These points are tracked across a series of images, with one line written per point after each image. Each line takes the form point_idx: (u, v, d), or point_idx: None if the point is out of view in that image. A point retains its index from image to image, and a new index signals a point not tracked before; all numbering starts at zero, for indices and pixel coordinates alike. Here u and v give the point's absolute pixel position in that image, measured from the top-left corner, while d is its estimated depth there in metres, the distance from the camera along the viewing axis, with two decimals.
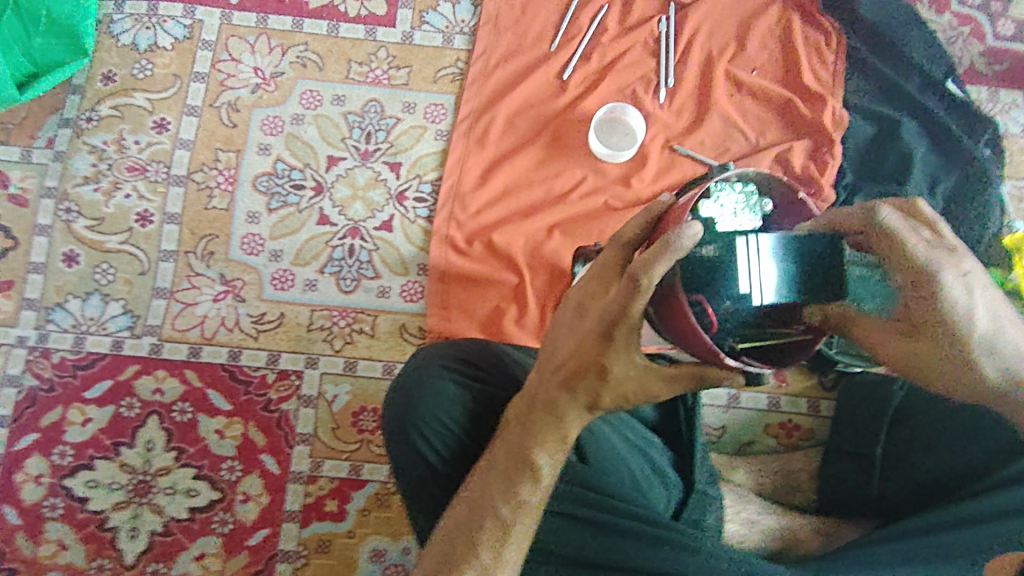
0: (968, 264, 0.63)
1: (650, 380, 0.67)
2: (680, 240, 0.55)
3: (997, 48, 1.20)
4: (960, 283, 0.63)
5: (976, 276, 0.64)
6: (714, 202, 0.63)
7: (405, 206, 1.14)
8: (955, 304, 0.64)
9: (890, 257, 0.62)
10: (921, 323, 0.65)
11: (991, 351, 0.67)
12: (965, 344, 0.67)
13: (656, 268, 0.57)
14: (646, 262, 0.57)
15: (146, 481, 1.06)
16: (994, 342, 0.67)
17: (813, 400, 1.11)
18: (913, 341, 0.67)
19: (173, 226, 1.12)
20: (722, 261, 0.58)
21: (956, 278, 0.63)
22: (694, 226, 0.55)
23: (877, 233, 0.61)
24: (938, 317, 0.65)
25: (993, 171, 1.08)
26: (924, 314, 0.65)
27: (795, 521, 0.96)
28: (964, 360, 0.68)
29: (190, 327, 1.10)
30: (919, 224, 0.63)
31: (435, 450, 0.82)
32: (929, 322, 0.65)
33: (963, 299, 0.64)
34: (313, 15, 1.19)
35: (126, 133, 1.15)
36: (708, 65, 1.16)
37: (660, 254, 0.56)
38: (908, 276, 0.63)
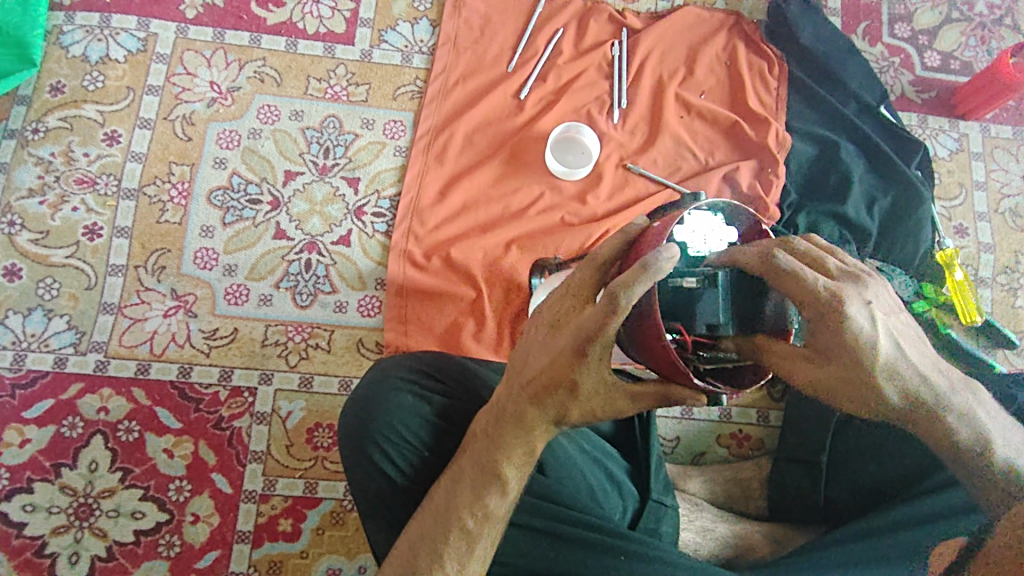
0: (869, 290, 0.60)
1: (618, 397, 0.68)
2: (657, 263, 0.56)
3: (925, 77, 1.28)
4: (860, 308, 0.59)
5: (876, 302, 0.60)
6: (685, 230, 0.66)
7: (363, 221, 1.14)
8: (861, 332, 0.59)
9: (789, 289, 0.59)
10: (830, 353, 0.61)
11: (902, 384, 0.62)
12: (878, 377, 0.61)
13: (635, 291, 0.58)
14: (628, 282, 0.57)
15: (88, 504, 1.02)
16: (905, 375, 0.62)
17: (762, 411, 1.15)
18: (825, 370, 0.61)
19: (122, 240, 1.10)
20: (704, 291, 0.64)
21: (859, 306, 0.59)
22: (671, 247, 0.56)
23: (777, 273, 0.59)
24: (843, 343, 0.60)
25: (925, 192, 1.14)
26: (830, 343, 0.60)
27: (748, 528, 0.98)
28: (877, 396, 0.62)
29: (138, 343, 1.07)
30: (824, 255, 0.61)
31: (395, 465, 0.81)
32: (838, 352, 0.60)
33: (870, 327, 0.59)
34: (272, 31, 1.19)
35: (75, 145, 1.12)
36: (659, 88, 1.21)
37: (638, 275, 0.57)
38: (806, 301, 0.59)
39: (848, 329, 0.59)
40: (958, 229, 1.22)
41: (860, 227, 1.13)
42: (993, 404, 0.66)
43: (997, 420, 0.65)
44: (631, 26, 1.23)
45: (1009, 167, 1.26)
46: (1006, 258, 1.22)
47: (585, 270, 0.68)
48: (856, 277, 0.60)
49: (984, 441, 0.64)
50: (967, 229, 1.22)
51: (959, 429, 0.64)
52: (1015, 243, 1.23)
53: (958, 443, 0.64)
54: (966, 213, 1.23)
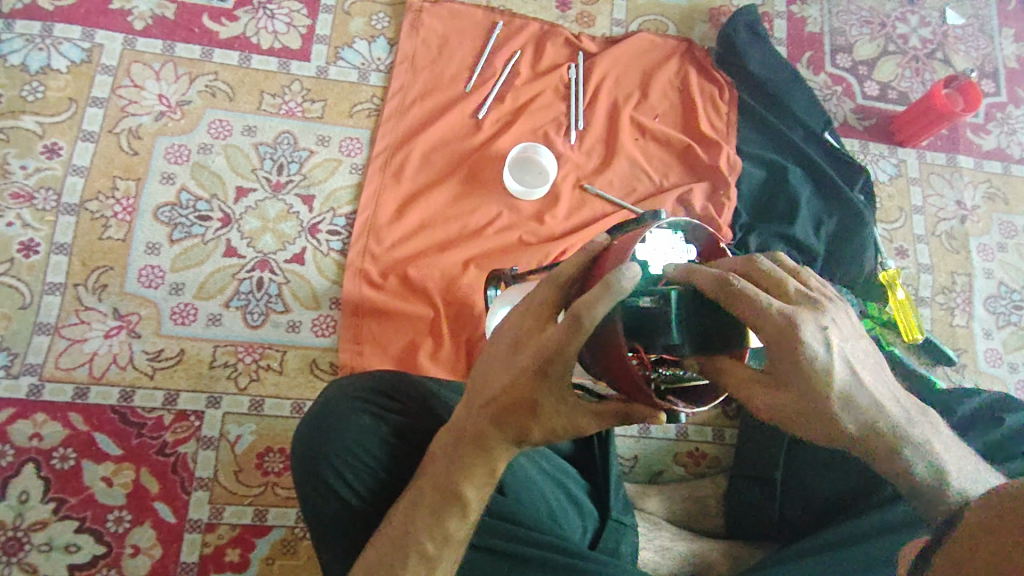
0: (829, 318, 0.59)
1: (580, 415, 0.68)
2: (620, 281, 0.56)
3: (865, 106, 1.34)
4: (817, 332, 0.58)
5: (834, 326, 0.59)
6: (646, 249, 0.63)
7: (317, 239, 1.11)
8: (819, 359, 0.59)
9: (748, 316, 0.57)
10: (788, 378, 0.60)
11: (855, 410, 0.62)
12: (832, 402, 0.61)
13: (597, 310, 0.57)
14: (592, 300, 0.57)
15: (17, 538, 0.96)
16: (858, 402, 0.62)
17: (718, 429, 1.17)
18: (782, 394, 0.61)
19: (61, 257, 1.05)
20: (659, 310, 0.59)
21: (817, 334, 0.58)
22: (633, 266, 0.56)
23: (731, 299, 0.56)
24: (801, 369, 0.59)
25: (868, 215, 1.18)
26: (788, 369, 0.59)
27: (706, 545, 0.99)
28: (830, 422, 0.62)
29: (76, 365, 1.01)
30: (783, 277, 0.61)
31: (350, 487, 0.79)
32: (797, 378, 0.60)
33: (828, 354, 0.59)
34: (224, 46, 1.17)
35: (11, 157, 1.07)
36: (615, 111, 1.23)
37: (601, 294, 0.57)
38: (768, 328, 0.57)
39: (807, 357, 0.58)
40: (899, 250, 1.27)
41: (809, 248, 1.16)
42: (934, 422, 0.68)
43: (938, 440, 0.67)
44: (587, 49, 1.25)
45: (944, 192, 1.32)
46: (943, 278, 1.27)
47: (546, 290, 0.67)
48: (814, 304, 0.59)
49: (928, 469, 0.66)
50: (907, 250, 1.28)
51: (906, 453, 0.65)
52: (951, 264, 1.28)
53: (904, 467, 0.65)
54: (906, 235, 1.28)
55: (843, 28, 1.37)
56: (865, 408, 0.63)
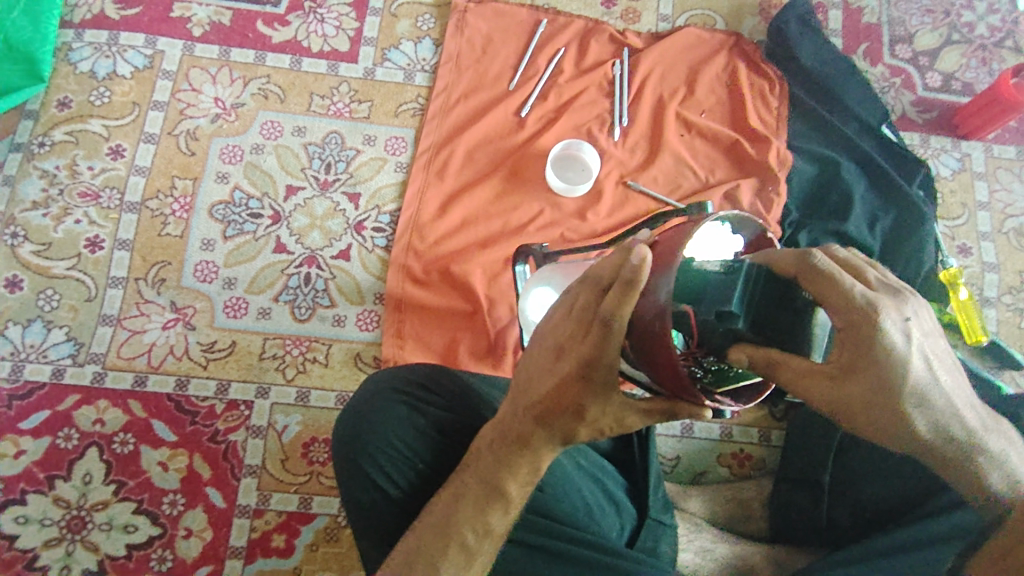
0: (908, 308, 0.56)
1: (627, 413, 0.67)
2: (636, 277, 0.55)
3: (926, 98, 1.28)
4: (898, 324, 0.55)
5: (914, 322, 0.56)
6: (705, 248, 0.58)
7: (363, 236, 1.14)
8: (893, 351, 0.56)
9: (827, 298, 0.55)
10: (856, 372, 0.56)
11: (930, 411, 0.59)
12: (904, 401, 0.57)
13: (621, 309, 0.57)
14: (622, 298, 0.57)
15: (80, 517, 1.01)
16: (934, 403, 0.59)
17: (765, 430, 1.13)
18: (841, 386, 0.56)
19: (123, 252, 1.10)
20: (728, 283, 0.55)
21: (900, 325, 0.55)
22: (640, 251, 0.55)
23: (813, 276, 0.54)
24: (871, 357, 0.55)
25: (927, 211, 1.13)
26: (861, 359, 0.56)
27: (749, 549, 0.96)
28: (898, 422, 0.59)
29: (136, 355, 1.07)
30: (866, 266, 0.57)
31: (390, 478, 0.80)
32: (869, 372, 0.56)
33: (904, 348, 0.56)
34: (277, 49, 1.21)
35: (80, 158, 1.13)
36: (660, 106, 1.22)
37: (623, 295, 0.56)
38: (842, 311, 0.55)
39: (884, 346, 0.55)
40: (962, 248, 1.21)
41: (863, 245, 1.12)
42: (1004, 428, 0.64)
43: (1013, 449, 0.63)
44: (632, 45, 1.24)
45: (1012, 186, 1.25)
46: (1011, 278, 1.21)
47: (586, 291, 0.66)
48: (894, 293, 0.56)
49: (1004, 476, 0.62)
50: (971, 248, 1.21)
51: (978, 460, 0.61)
52: (1020, 263, 1.22)
53: (974, 474, 0.62)
54: (970, 232, 1.22)
55: (903, 17, 1.32)
56: (936, 408, 0.59)
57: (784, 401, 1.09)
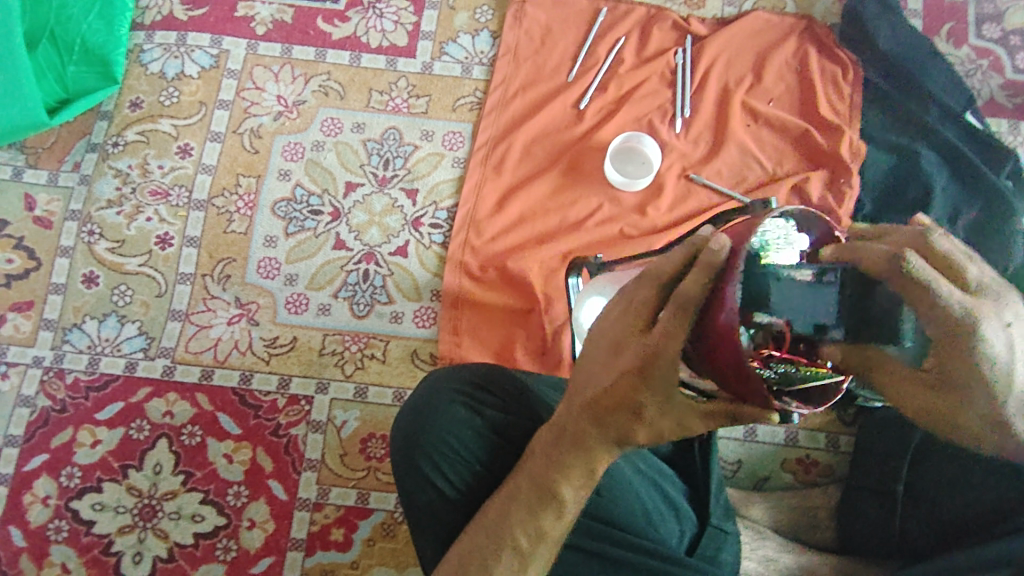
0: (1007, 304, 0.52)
1: (689, 417, 0.63)
2: (712, 256, 0.53)
3: (1018, 80, 1.19)
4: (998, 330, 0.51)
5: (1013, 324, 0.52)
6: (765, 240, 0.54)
7: (420, 232, 1.14)
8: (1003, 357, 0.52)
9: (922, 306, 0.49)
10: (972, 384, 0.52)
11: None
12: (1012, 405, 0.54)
13: (694, 287, 0.54)
14: (698, 285, 0.54)
15: (152, 505, 1.05)
16: None
17: (833, 435, 1.08)
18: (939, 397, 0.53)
19: (191, 249, 1.14)
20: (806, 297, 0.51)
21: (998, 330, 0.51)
22: (719, 236, 0.53)
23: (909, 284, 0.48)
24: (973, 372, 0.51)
25: (1015, 204, 1.06)
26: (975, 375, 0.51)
27: (816, 559, 0.92)
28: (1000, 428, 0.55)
29: (203, 349, 1.10)
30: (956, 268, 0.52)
31: (446, 478, 0.80)
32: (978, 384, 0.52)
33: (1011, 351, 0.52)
34: (336, 46, 1.22)
35: (150, 158, 1.17)
36: (726, 95, 1.17)
37: (699, 274, 0.54)
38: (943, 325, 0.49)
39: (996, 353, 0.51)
40: None
41: None
42: None
43: None
44: (696, 32, 1.20)
45: None
46: None
47: (649, 289, 0.62)
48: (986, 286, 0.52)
49: None
50: None
51: None
52: None
53: None
54: None
55: None
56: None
57: (854, 405, 1.04)
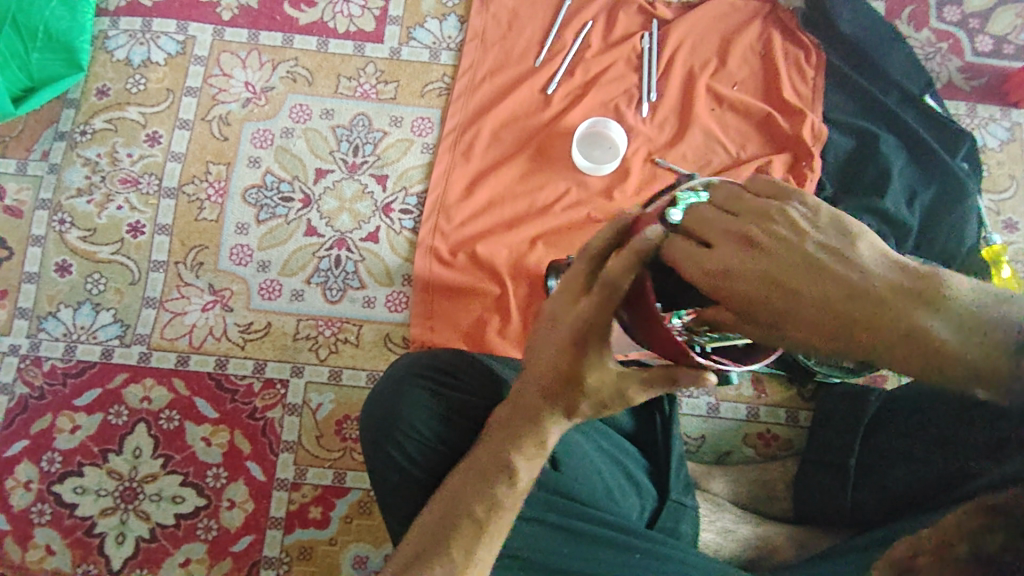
0: (817, 232, 0.49)
1: (627, 383, 0.66)
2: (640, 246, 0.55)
3: (975, 63, 1.21)
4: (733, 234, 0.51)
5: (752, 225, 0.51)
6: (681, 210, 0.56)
7: (390, 218, 1.16)
8: (759, 246, 0.50)
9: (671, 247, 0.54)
10: (823, 324, 0.46)
11: (959, 319, 0.42)
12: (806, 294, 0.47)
13: (624, 275, 0.56)
14: (602, 283, 0.58)
15: (133, 488, 1.08)
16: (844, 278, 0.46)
17: (792, 410, 1.13)
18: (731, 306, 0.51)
19: (164, 237, 1.15)
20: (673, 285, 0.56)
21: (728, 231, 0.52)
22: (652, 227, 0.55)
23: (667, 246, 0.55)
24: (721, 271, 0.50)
25: (969, 184, 1.10)
26: (807, 311, 0.47)
27: (772, 529, 0.98)
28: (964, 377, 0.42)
29: (178, 336, 1.12)
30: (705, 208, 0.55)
31: (409, 460, 0.84)
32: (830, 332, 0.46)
33: (851, 276, 0.46)
34: (304, 31, 1.22)
35: (119, 146, 1.17)
36: (690, 80, 1.19)
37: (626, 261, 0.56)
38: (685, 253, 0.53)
39: (813, 285, 0.47)
40: (1007, 224, 1.17)
41: (902, 222, 1.08)
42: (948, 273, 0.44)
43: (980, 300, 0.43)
44: (661, 17, 1.21)
45: None
46: None
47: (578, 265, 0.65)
48: (753, 207, 0.52)
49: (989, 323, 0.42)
50: (1017, 223, 1.17)
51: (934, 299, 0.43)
52: None
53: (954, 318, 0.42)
54: (1017, 206, 1.17)
55: None
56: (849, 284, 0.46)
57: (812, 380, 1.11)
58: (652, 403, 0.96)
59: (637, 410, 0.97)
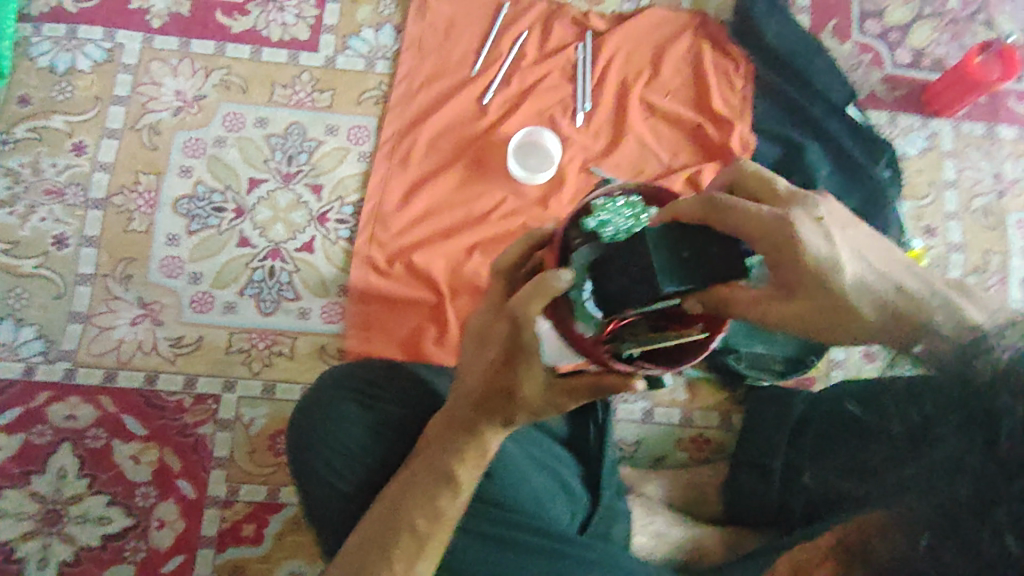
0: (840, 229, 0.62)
1: (558, 396, 0.66)
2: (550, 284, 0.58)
3: (896, 75, 1.26)
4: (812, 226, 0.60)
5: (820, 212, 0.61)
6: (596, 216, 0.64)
7: (326, 228, 1.14)
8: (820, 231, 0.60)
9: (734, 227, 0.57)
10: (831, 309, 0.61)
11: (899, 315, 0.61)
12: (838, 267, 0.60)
13: (532, 306, 0.60)
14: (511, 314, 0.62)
15: (56, 510, 1.04)
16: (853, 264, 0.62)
17: (725, 414, 1.15)
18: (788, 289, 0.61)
19: (89, 250, 1.11)
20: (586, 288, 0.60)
21: (812, 229, 0.59)
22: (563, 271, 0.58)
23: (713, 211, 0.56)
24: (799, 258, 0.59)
25: (889, 193, 1.15)
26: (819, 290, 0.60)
27: (702, 531, 1.00)
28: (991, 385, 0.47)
29: (105, 351, 1.08)
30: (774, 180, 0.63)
31: (343, 476, 0.82)
32: (898, 314, 0.61)
33: (858, 287, 0.61)
34: (237, 39, 1.20)
35: (43, 156, 1.14)
36: (625, 90, 1.20)
37: (534, 293, 0.59)
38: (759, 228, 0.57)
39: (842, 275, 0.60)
40: (927, 229, 1.22)
41: None
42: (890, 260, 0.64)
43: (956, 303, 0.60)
44: (596, 28, 1.23)
45: (980, 164, 1.25)
46: (975, 259, 1.21)
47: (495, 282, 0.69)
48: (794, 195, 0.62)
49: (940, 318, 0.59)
50: (937, 229, 1.22)
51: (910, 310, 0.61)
52: (985, 243, 1.22)
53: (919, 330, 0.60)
54: (936, 212, 1.22)
55: None
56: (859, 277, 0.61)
57: (743, 386, 1.12)
58: (585, 409, 0.95)
59: (572, 418, 0.96)
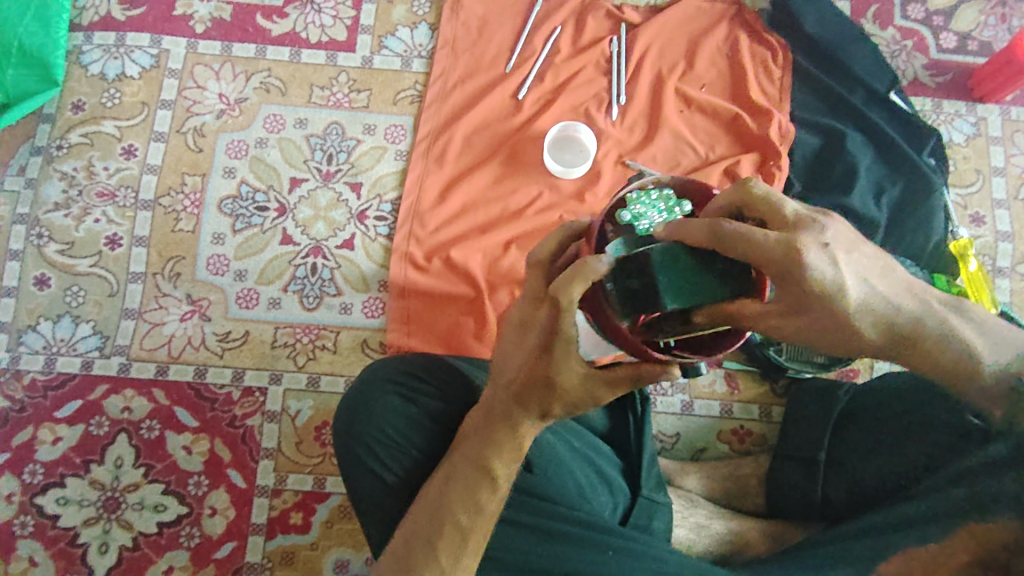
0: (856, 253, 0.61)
1: (597, 387, 0.68)
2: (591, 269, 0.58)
3: (940, 60, 1.23)
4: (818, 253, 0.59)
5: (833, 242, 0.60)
6: (630, 210, 0.65)
7: (365, 225, 1.17)
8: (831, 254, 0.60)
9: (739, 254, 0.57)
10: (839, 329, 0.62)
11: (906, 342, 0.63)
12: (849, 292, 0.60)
13: (574, 290, 0.59)
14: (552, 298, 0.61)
15: (115, 497, 1.09)
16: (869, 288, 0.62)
17: (765, 406, 1.15)
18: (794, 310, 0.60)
19: (141, 249, 1.16)
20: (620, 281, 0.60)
21: (822, 256, 0.59)
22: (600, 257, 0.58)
23: (722, 241, 0.57)
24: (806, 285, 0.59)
25: (936, 179, 1.11)
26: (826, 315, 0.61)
27: (744, 525, 0.99)
28: None
29: (157, 346, 1.13)
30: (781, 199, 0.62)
31: (387, 467, 0.85)
32: (895, 332, 0.63)
33: (867, 315, 0.62)
34: (277, 42, 1.23)
35: (95, 159, 1.18)
36: (659, 82, 1.20)
37: (575, 276, 0.59)
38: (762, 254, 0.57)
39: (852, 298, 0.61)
40: (974, 218, 1.19)
41: (870, 219, 1.10)
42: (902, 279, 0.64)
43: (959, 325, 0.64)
44: (629, 21, 1.23)
45: None
46: None
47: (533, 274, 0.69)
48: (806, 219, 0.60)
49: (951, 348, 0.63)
50: (985, 217, 1.19)
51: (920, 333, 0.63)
52: None
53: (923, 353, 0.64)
54: (983, 200, 1.19)
55: None
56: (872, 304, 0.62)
57: (784, 377, 1.12)
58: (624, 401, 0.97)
59: (610, 408, 0.98)
